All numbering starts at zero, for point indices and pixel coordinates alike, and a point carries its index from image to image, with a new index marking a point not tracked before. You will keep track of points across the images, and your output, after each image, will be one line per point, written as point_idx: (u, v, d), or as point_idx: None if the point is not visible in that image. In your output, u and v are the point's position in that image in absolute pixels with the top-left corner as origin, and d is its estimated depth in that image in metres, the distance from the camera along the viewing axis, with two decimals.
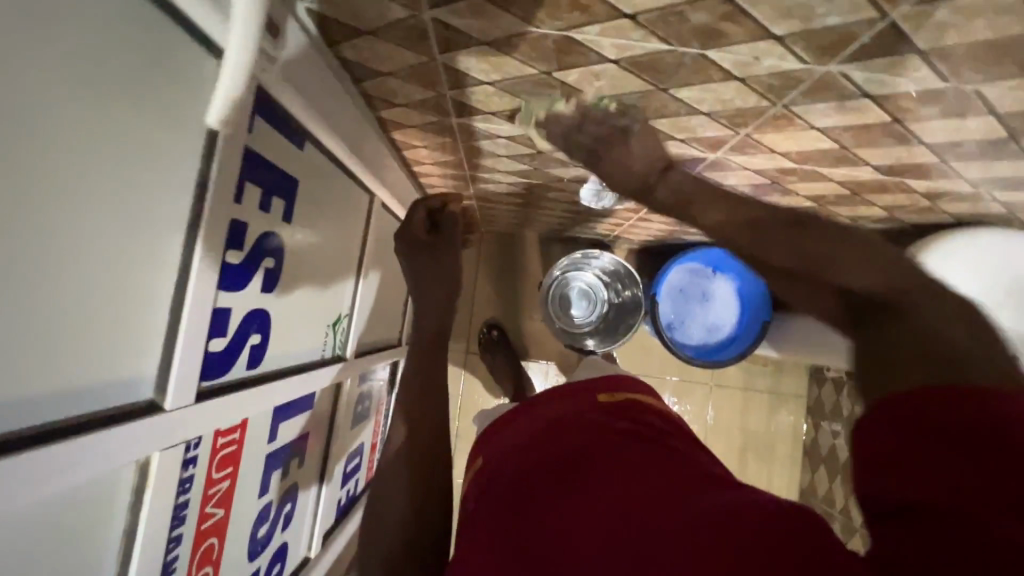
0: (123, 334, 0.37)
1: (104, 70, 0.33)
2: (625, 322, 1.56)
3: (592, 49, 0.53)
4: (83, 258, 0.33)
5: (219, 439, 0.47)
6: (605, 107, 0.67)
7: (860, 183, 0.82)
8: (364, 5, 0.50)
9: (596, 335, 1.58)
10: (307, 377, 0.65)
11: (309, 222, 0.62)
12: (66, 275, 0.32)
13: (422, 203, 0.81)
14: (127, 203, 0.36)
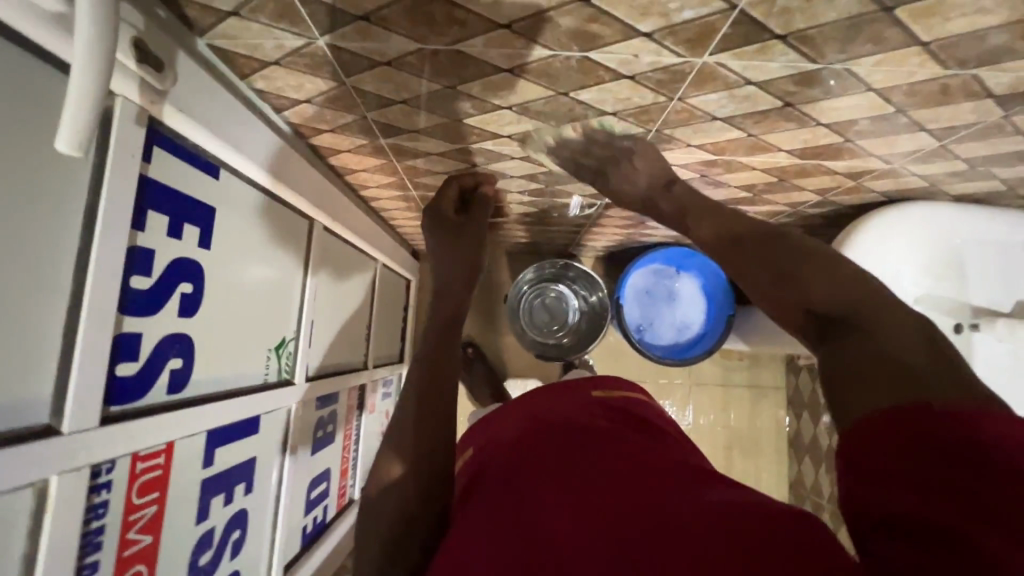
0: (17, 355, 0.37)
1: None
2: (593, 325, 1.57)
3: (483, 61, 0.56)
4: None
5: (138, 464, 0.48)
6: (518, 115, 0.70)
7: (782, 169, 0.85)
8: (262, 36, 0.53)
9: (569, 345, 1.58)
10: (247, 401, 0.67)
11: (237, 248, 0.64)
12: None
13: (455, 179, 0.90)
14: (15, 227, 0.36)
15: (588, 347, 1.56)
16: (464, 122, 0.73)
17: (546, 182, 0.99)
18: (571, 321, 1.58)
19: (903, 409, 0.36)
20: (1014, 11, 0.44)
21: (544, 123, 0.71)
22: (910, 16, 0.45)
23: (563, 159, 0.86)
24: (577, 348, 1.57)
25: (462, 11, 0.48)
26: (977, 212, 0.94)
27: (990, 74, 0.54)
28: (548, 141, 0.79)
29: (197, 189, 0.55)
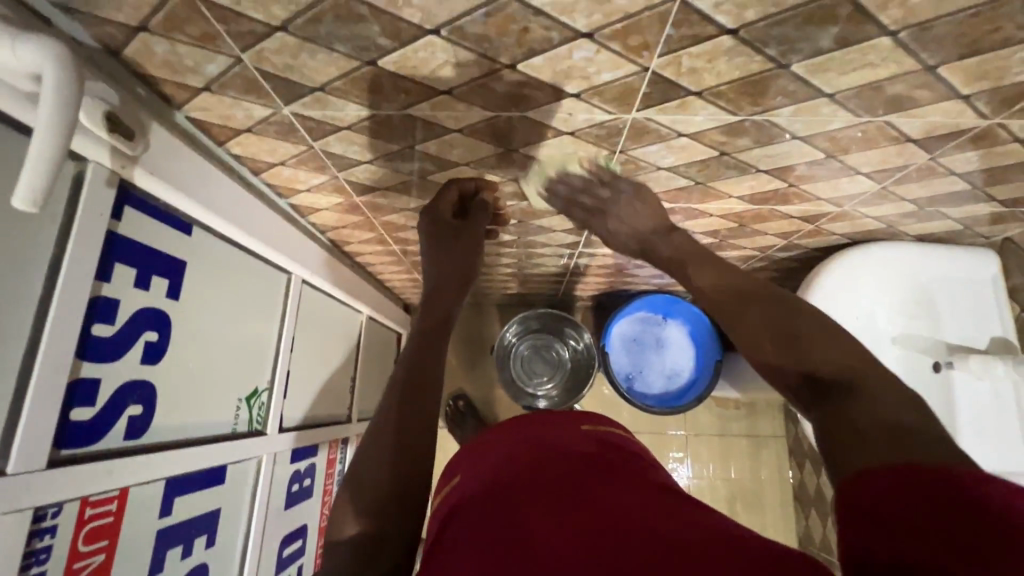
0: None
1: None
2: (582, 376, 1.57)
3: (433, 123, 0.61)
4: None
5: (88, 510, 0.49)
6: (477, 171, 0.75)
7: (739, 215, 0.88)
8: (232, 108, 0.59)
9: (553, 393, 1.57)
10: (213, 448, 0.68)
11: (209, 299, 0.67)
12: None
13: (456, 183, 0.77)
14: None
15: (577, 398, 1.54)
16: (428, 179, 0.78)
17: (518, 233, 1.03)
18: (560, 372, 1.59)
19: (903, 470, 0.37)
20: (900, 64, 0.48)
21: (503, 177, 0.76)
22: (807, 72, 0.50)
23: (529, 211, 0.91)
24: (566, 399, 1.56)
25: (405, 80, 0.53)
26: (938, 250, 0.97)
27: (901, 120, 0.58)
28: (511, 194, 0.84)
29: (167, 243, 0.59)
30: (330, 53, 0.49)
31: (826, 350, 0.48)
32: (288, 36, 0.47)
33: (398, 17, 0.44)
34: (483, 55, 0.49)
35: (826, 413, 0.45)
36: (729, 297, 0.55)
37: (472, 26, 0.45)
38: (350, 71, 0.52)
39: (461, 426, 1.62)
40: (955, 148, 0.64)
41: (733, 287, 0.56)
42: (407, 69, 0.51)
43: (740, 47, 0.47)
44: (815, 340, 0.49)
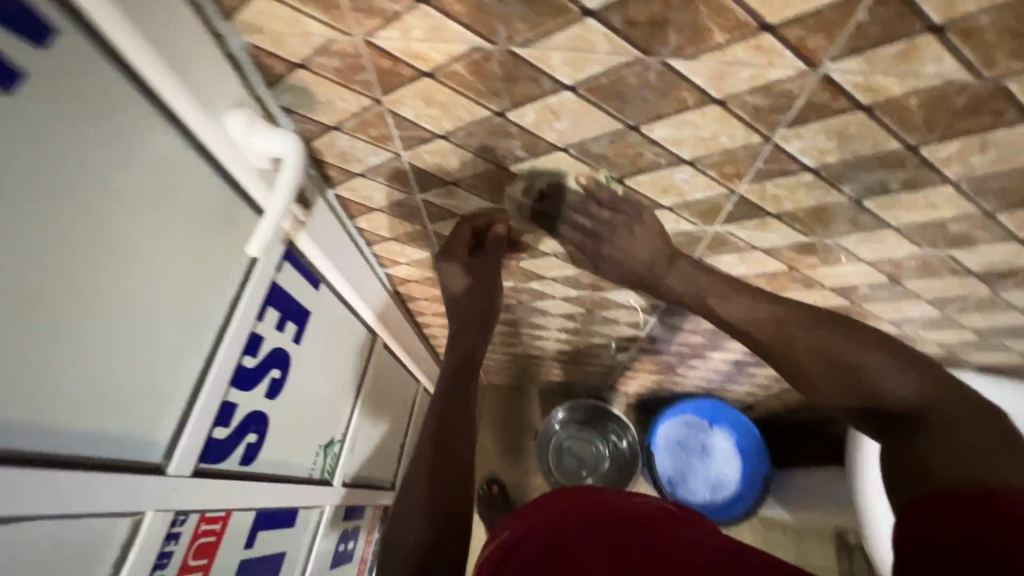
0: (148, 408, 0.45)
1: (204, 222, 0.48)
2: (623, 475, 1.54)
3: (538, 218, 0.72)
4: (139, 339, 0.44)
5: (202, 525, 0.54)
6: (562, 262, 0.84)
7: None
8: (375, 191, 0.72)
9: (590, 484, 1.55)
10: (293, 489, 0.72)
11: (317, 348, 0.76)
12: (122, 353, 0.42)
13: (467, 221, 0.73)
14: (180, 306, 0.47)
15: None
16: (516, 264, 0.88)
17: (582, 321, 1.10)
18: (601, 468, 1.56)
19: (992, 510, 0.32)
20: (963, 207, 0.56)
21: (584, 269, 0.85)
22: (879, 206, 0.58)
23: (599, 302, 0.99)
24: None
25: (527, 182, 0.64)
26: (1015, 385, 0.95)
27: (964, 254, 0.64)
28: (586, 285, 0.92)
29: (302, 295, 0.68)
30: (474, 157, 0.61)
31: (875, 375, 0.42)
32: (447, 142, 0.59)
33: (539, 136, 0.55)
34: (599, 169, 0.59)
35: (899, 459, 0.40)
36: (771, 339, 0.48)
37: (596, 148, 0.56)
38: (484, 172, 0.63)
39: (494, 512, 1.60)
40: (1017, 284, 0.69)
41: (778, 328, 0.47)
42: (532, 174, 0.62)
43: (820, 182, 0.55)
44: (869, 375, 0.42)
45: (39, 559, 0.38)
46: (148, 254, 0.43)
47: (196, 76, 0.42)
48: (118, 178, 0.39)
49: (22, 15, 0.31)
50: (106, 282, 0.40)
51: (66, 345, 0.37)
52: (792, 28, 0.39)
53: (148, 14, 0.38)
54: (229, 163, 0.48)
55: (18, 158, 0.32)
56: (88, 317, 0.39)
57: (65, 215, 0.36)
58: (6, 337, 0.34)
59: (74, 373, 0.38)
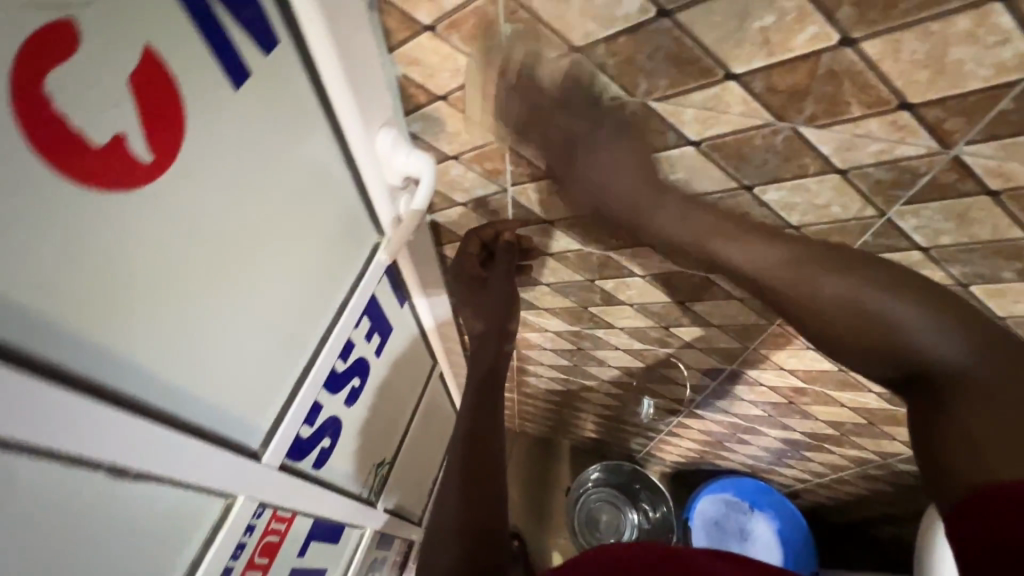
0: (259, 393, 0.47)
1: (334, 226, 0.52)
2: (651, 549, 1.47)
3: (624, 266, 0.73)
4: (267, 325, 0.46)
5: (272, 523, 0.53)
6: (635, 312, 0.85)
7: (871, 411, 0.90)
8: (471, 220, 0.75)
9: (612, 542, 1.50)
10: (346, 503, 0.72)
11: (390, 364, 0.77)
12: (254, 336, 0.45)
13: (477, 233, 0.73)
14: (301, 300, 0.50)
15: None
16: (586, 308, 0.89)
17: (637, 375, 1.09)
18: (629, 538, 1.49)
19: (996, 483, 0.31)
20: None
21: (656, 322, 0.85)
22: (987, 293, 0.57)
23: (660, 359, 0.98)
24: None
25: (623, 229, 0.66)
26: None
27: None
28: (653, 339, 0.92)
29: (389, 309, 0.70)
30: None
31: (871, 308, 0.38)
32: (556, 181, 0.62)
33: None
34: None
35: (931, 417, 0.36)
36: (789, 284, 0.43)
37: (703, 203, 0.58)
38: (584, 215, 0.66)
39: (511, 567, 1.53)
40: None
41: (784, 266, 0.43)
42: None
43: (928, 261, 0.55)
44: (864, 306, 0.39)
45: (143, 520, 0.40)
46: (292, 246, 0.46)
47: (369, 97, 0.47)
48: (288, 175, 0.43)
49: (261, 25, 0.35)
50: (258, 268, 0.43)
51: (218, 319, 0.40)
52: (933, 109, 0.41)
53: (354, 39, 0.42)
54: (368, 174, 0.52)
55: (233, 145, 0.36)
56: (240, 295, 0.42)
57: (247, 201, 0.39)
58: (182, 303, 0.36)
59: (217, 347, 0.41)
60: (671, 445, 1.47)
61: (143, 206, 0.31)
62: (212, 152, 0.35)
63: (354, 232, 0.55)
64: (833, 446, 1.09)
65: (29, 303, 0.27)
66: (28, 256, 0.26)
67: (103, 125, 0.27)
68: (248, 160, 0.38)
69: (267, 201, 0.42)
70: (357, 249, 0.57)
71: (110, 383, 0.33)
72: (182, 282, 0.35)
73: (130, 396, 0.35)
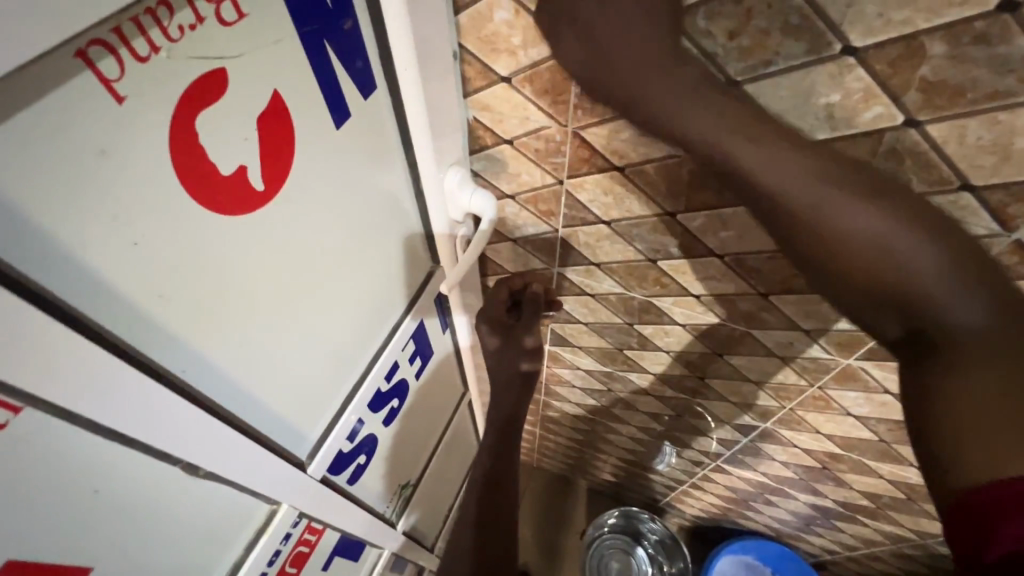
0: (314, 404, 0.50)
1: (396, 253, 0.55)
2: None
3: (665, 313, 0.74)
4: (330, 340, 0.49)
5: (305, 534, 0.55)
6: (670, 359, 0.85)
7: (911, 486, 0.86)
8: (518, 255, 0.78)
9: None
10: (370, 521, 0.73)
11: (426, 387, 0.79)
12: (318, 350, 0.47)
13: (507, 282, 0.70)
14: (360, 320, 0.53)
15: None
16: (621, 351, 0.90)
17: (665, 422, 1.08)
18: None
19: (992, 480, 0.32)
20: None
21: (691, 371, 0.85)
22: None
23: (691, 408, 0.97)
24: None
25: (668, 278, 0.67)
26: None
27: None
28: (685, 388, 0.91)
29: (432, 334, 0.73)
30: (627, 246, 0.65)
31: (902, 252, 0.36)
32: (606, 227, 0.64)
33: (699, 240, 0.59)
34: (746, 281, 0.61)
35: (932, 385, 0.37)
36: (811, 206, 0.37)
37: (752, 261, 0.59)
38: (631, 261, 0.68)
39: None
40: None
41: (815, 184, 0.37)
42: (677, 271, 0.66)
43: None
44: (895, 248, 0.36)
45: (200, 516, 0.42)
46: (360, 268, 0.50)
47: (445, 137, 0.50)
48: (365, 206, 0.46)
49: (364, 73, 0.39)
50: (330, 288, 0.46)
51: (292, 333, 0.43)
52: (996, 192, 0.41)
53: (441, 86, 0.46)
54: (433, 207, 0.55)
55: (326, 175, 0.40)
56: (312, 310, 0.44)
57: (331, 226, 0.43)
58: (266, 315, 0.39)
59: (286, 359, 0.43)
60: (693, 498, 1.43)
61: (251, 227, 0.34)
62: (307, 183, 0.38)
63: (412, 258, 0.59)
64: (867, 519, 1.05)
65: (147, 307, 0.30)
66: (155, 265, 0.29)
67: (230, 160, 0.31)
68: (336, 189, 0.41)
69: (346, 227, 0.45)
70: (412, 275, 0.60)
71: (199, 385, 0.36)
72: (268, 297, 0.39)
73: (211, 398, 0.37)
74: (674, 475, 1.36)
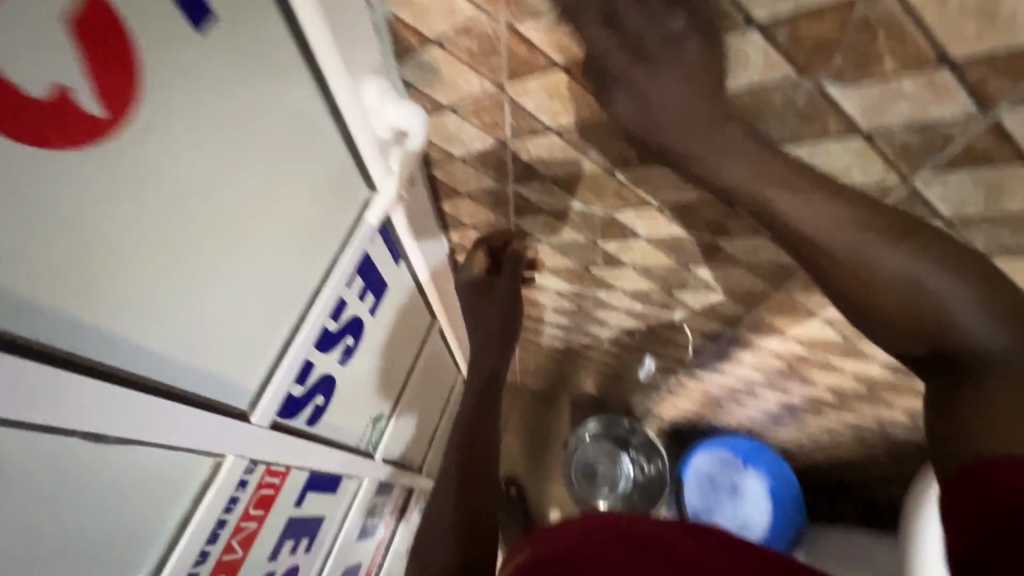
0: (243, 354, 0.47)
1: (318, 183, 0.49)
2: (646, 499, 1.50)
3: (628, 227, 0.71)
4: (249, 287, 0.45)
5: (266, 478, 0.55)
6: (638, 274, 0.82)
7: (874, 380, 0.88)
8: (470, 176, 0.72)
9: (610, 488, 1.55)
10: (342, 456, 0.73)
11: (386, 321, 0.76)
12: (233, 298, 0.44)
13: (484, 240, 0.82)
14: (286, 260, 0.48)
15: None
16: (588, 269, 0.87)
17: (639, 336, 1.08)
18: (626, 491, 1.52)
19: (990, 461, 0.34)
20: None
21: (659, 285, 0.83)
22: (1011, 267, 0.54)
23: (662, 321, 0.96)
24: None
25: (628, 190, 0.63)
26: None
27: None
28: (655, 302, 0.90)
29: (384, 267, 0.69)
30: (581, 157, 0.60)
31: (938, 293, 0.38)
32: (558, 138, 0.58)
33: None
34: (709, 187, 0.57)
35: (943, 406, 0.39)
36: (830, 248, 0.42)
37: None
38: (588, 174, 0.62)
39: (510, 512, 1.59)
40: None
41: (817, 227, 0.42)
42: (635, 182, 0.61)
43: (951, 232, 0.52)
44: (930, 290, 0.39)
45: (125, 471, 0.41)
46: (271, 206, 0.44)
47: (351, 40, 0.43)
48: (258, 132, 0.40)
49: None
50: (232, 229, 0.41)
51: (189, 282, 0.39)
52: (976, 66, 0.36)
53: None
54: (353, 126, 0.48)
55: (179, 94, 0.34)
56: (212, 256, 0.40)
57: (210, 158, 0.37)
58: (141, 264, 0.36)
59: (190, 310, 0.40)
60: (671, 403, 1.48)
61: (82, 159, 0.30)
62: (158, 111, 0.33)
63: (342, 187, 0.53)
64: (833, 411, 1.09)
65: (24, 287, 0.30)
66: (24, 245, 0.29)
67: (110, 143, 0.31)
68: (202, 111, 0.35)
69: (235, 157, 0.39)
70: (346, 207, 0.54)
71: (65, 340, 0.33)
72: (135, 244, 0.35)
73: (86, 353, 0.35)
74: (651, 384, 1.40)
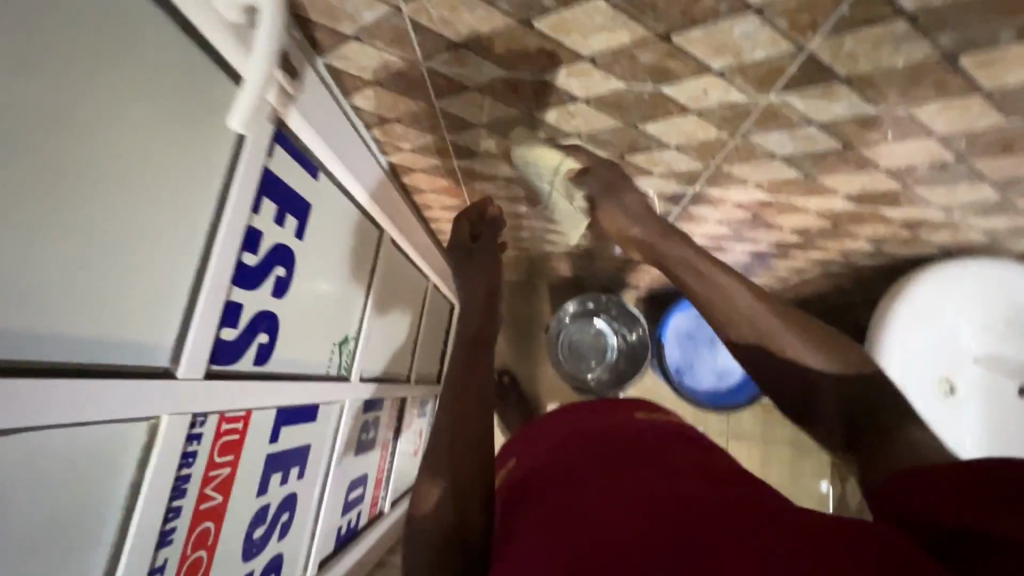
0: (142, 308, 0.42)
1: (159, 94, 0.41)
2: (629, 364, 1.58)
3: (563, 90, 0.62)
4: (116, 234, 0.39)
5: (224, 425, 0.53)
6: (585, 144, 0.75)
7: (837, 214, 0.87)
8: (372, 58, 0.61)
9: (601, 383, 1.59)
10: (310, 385, 0.72)
11: (322, 243, 0.71)
12: (101, 250, 0.38)
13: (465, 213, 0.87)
14: (155, 195, 0.42)
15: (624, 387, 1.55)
16: (533, 148, 0.79)
17: None
18: (610, 360, 1.59)
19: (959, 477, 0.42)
20: None
21: (609, 152, 0.77)
22: (977, 63, 0.48)
23: None
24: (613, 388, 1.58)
25: (552, 43, 0.54)
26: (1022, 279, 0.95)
27: None
28: None
29: (299, 185, 0.61)
30: (489, 10, 0.50)
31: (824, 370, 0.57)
32: None
33: None
34: (642, 22, 0.49)
35: (871, 435, 0.54)
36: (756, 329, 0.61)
37: None
38: (503, 31, 0.53)
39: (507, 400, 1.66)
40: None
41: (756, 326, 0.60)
42: (559, 31, 0.52)
43: (912, 34, 0.46)
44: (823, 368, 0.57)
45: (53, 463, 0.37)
46: (106, 135, 0.37)
47: None
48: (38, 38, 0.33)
49: None
50: (58, 167, 0.34)
51: (27, 242, 0.33)
52: None
53: None
54: (184, 8, 0.40)
55: None
56: (46, 206, 0.34)
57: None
58: None
59: (45, 273, 0.34)
60: (645, 272, 1.49)
61: None
62: None
63: (196, 98, 0.45)
64: (798, 252, 1.10)
65: None
66: None
67: None
68: None
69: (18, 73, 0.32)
70: (214, 121, 0.47)
71: None
72: None
73: None
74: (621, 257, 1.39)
